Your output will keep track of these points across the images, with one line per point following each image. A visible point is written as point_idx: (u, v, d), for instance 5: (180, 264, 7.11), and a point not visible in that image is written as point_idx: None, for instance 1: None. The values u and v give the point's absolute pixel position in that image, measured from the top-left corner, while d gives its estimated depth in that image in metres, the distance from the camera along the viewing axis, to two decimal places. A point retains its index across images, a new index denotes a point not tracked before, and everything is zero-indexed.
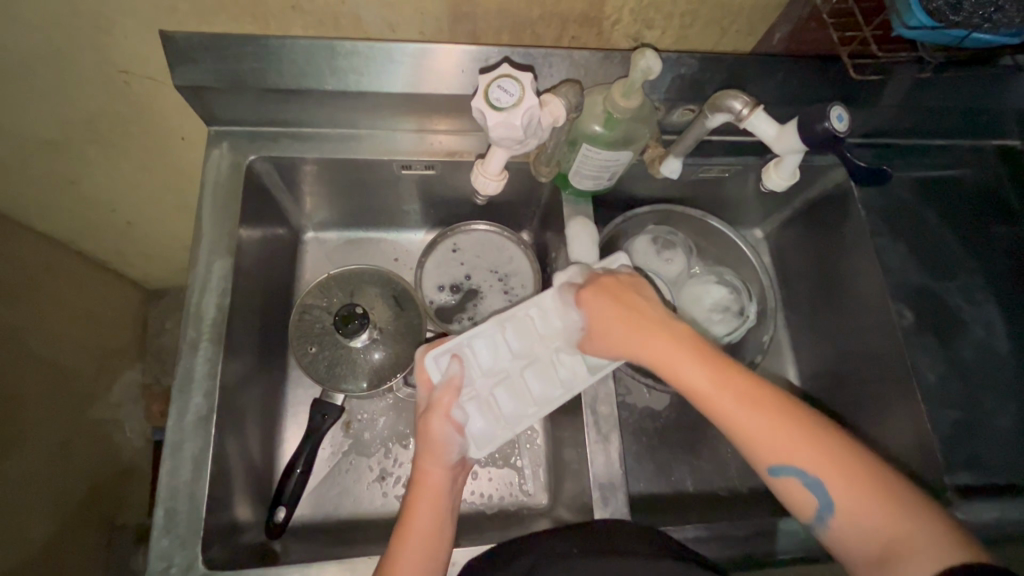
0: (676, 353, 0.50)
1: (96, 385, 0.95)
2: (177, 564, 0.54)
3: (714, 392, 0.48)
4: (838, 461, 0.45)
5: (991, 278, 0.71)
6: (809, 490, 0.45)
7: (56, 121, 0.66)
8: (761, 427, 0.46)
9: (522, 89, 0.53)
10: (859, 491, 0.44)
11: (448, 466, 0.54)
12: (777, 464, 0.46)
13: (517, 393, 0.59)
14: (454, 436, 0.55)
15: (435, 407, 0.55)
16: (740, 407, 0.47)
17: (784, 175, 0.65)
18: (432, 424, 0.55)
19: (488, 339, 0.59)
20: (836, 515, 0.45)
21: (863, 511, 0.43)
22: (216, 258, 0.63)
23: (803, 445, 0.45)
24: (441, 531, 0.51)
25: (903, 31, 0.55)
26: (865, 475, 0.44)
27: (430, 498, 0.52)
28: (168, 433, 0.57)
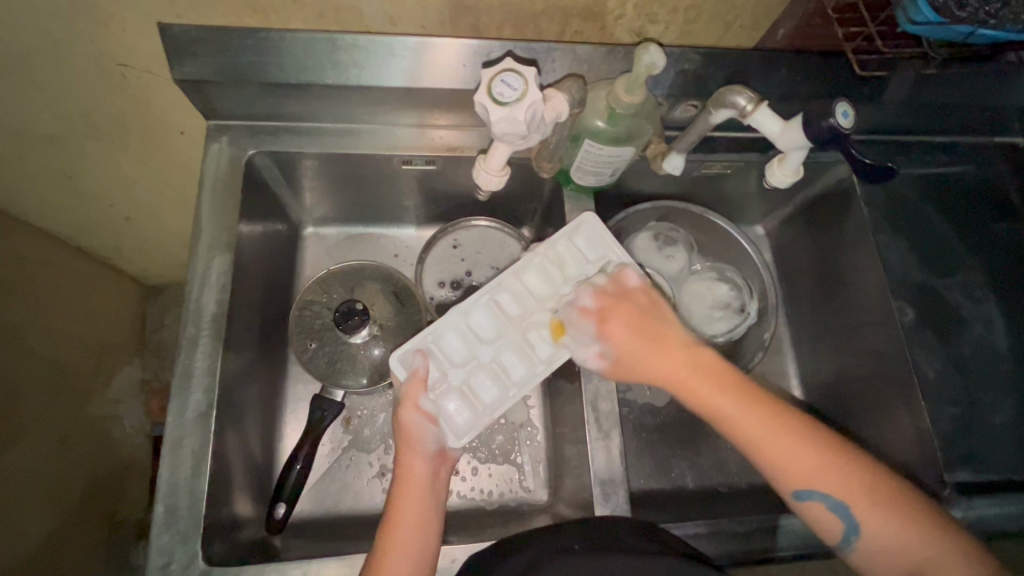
0: (715, 391, 0.49)
1: (94, 381, 0.94)
2: (177, 560, 0.54)
3: (751, 424, 0.47)
4: (861, 482, 0.47)
5: (992, 275, 0.71)
6: (837, 514, 0.47)
7: (53, 115, 0.66)
8: (795, 455, 0.47)
9: (526, 83, 0.53)
10: (883, 511, 0.46)
11: (427, 457, 0.53)
12: (809, 490, 0.47)
13: (495, 377, 0.58)
14: (428, 428, 0.54)
15: (405, 403, 0.54)
16: (778, 439, 0.47)
17: (787, 171, 0.65)
18: (404, 419, 0.54)
19: (456, 331, 0.58)
20: (860, 534, 0.47)
21: (887, 528, 0.46)
22: (215, 253, 0.63)
23: (832, 470, 0.47)
24: (427, 525, 0.51)
25: (909, 27, 0.54)
26: (886, 491, 0.47)
27: (413, 491, 0.52)
28: (167, 429, 0.57)
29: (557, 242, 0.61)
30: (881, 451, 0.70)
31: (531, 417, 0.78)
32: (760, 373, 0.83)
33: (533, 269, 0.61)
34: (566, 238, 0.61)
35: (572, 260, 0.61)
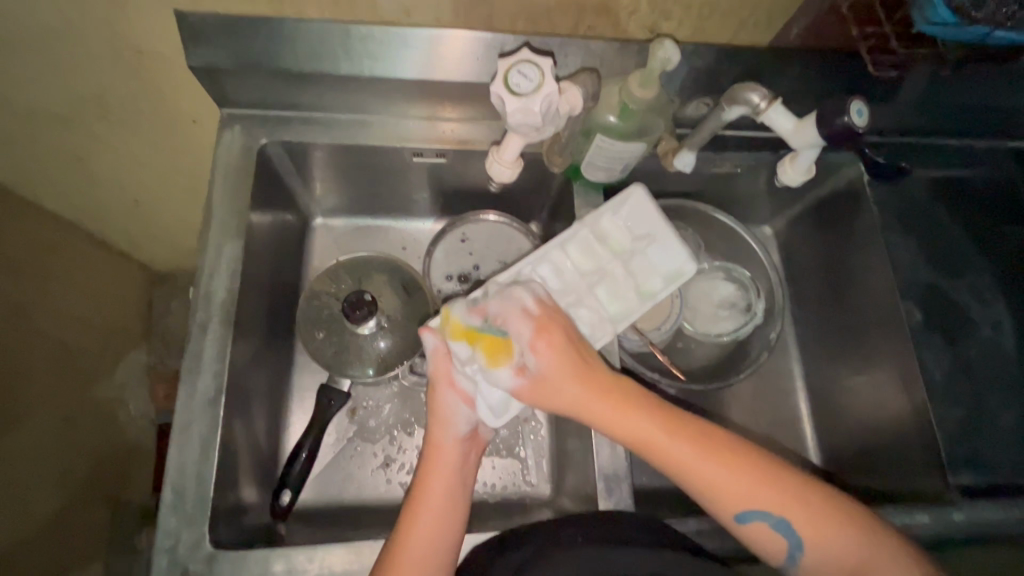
0: (631, 415, 0.49)
1: (102, 365, 0.95)
2: (184, 542, 0.55)
3: (681, 450, 0.47)
4: (794, 496, 0.47)
5: (1002, 279, 0.70)
6: (779, 532, 0.47)
7: (69, 99, 0.66)
8: (725, 476, 0.47)
9: (543, 75, 0.53)
10: (819, 524, 0.46)
11: (457, 437, 0.54)
12: (745, 512, 0.47)
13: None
14: (463, 406, 0.54)
15: (439, 379, 0.54)
16: (710, 460, 0.47)
17: (799, 171, 0.65)
18: (438, 396, 0.54)
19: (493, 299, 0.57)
20: (804, 551, 0.47)
21: (830, 542, 0.46)
22: (226, 240, 0.63)
23: (760, 483, 0.47)
24: (453, 505, 0.52)
25: (924, 26, 0.54)
26: (818, 501, 0.47)
27: (441, 471, 0.53)
28: (176, 413, 0.58)
29: (603, 216, 0.62)
30: (885, 453, 0.70)
31: (535, 412, 0.78)
32: (764, 373, 0.83)
33: (580, 239, 0.61)
34: (611, 212, 0.62)
35: (616, 234, 0.62)
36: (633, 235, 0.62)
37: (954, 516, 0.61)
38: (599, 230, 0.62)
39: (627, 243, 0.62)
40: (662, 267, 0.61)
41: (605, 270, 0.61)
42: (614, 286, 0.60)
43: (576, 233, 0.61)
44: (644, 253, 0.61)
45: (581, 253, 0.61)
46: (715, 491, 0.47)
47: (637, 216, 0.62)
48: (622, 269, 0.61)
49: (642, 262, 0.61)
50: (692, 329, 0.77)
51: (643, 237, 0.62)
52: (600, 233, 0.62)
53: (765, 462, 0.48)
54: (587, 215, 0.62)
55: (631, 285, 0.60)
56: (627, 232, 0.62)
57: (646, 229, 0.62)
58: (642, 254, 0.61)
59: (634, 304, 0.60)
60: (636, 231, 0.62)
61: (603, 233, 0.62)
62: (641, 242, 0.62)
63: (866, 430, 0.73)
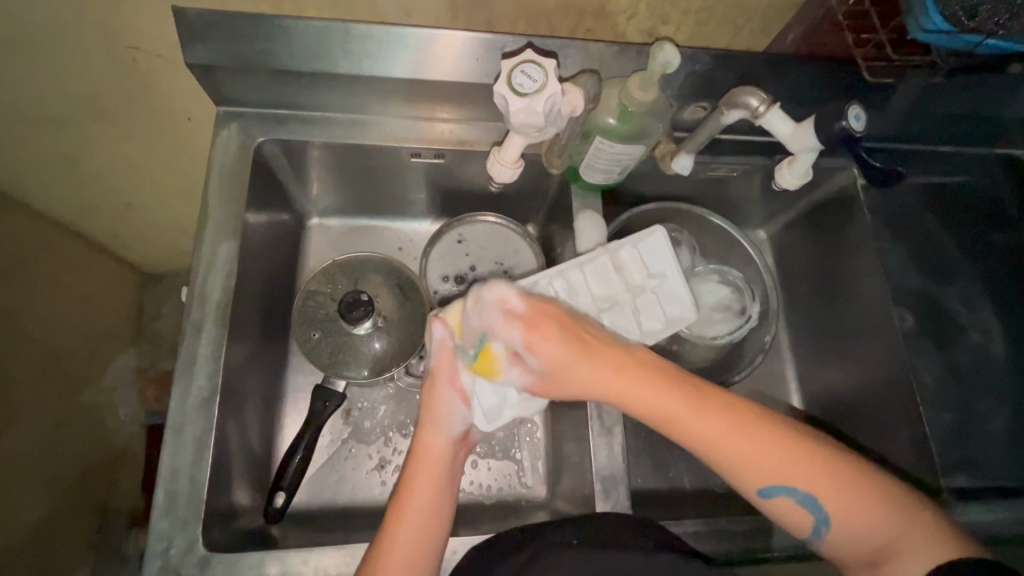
0: (653, 389, 0.49)
1: (91, 367, 0.94)
2: (177, 546, 0.54)
3: (705, 423, 0.47)
4: (825, 472, 0.47)
5: (991, 286, 0.72)
6: (806, 508, 0.47)
7: (62, 96, 0.65)
8: (757, 447, 0.47)
9: (546, 75, 0.53)
10: (850, 501, 0.46)
11: (450, 437, 0.54)
12: (772, 487, 0.47)
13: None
14: (460, 405, 0.54)
15: (438, 375, 0.54)
16: (735, 432, 0.47)
17: (796, 175, 0.66)
18: (436, 393, 0.54)
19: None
20: (830, 526, 0.47)
21: (858, 517, 0.46)
22: (222, 240, 0.63)
23: (790, 455, 0.47)
24: (440, 507, 0.51)
25: (918, 34, 0.55)
26: (849, 480, 0.47)
27: (433, 470, 0.52)
28: (169, 414, 0.57)
29: (623, 247, 0.61)
30: (878, 455, 0.71)
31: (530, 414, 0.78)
32: (758, 376, 0.84)
33: (596, 264, 0.61)
34: (631, 244, 0.62)
35: (633, 266, 0.61)
36: (647, 271, 0.61)
37: None
38: (616, 258, 0.61)
39: (641, 277, 0.61)
40: (669, 309, 0.60)
41: (615, 300, 0.60)
42: (618, 318, 0.59)
43: (594, 257, 0.61)
44: (655, 292, 0.61)
45: (594, 278, 0.61)
46: (741, 466, 0.47)
47: (654, 253, 0.61)
48: (630, 302, 0.60)
49: (651, 301, 0.60)
50: (687, 331, 0.76)
51: (657, 276, 0.61)
52: (617, 261, 0.61)
53: (797, 438, 0.48)
54: (610, 242, 0.62)
55: (636, 323, 0.60)
56: (644, 264, 0.61)
57: (660, 267, 0.61)
58: (652, 292, 0.61)
59: (635, 339, 0.59)
60: (652, 269, 0.61)
61: (620, 262, 0.61)
62: (653, 279, 0.61)
63: (859, 433, 0.73)
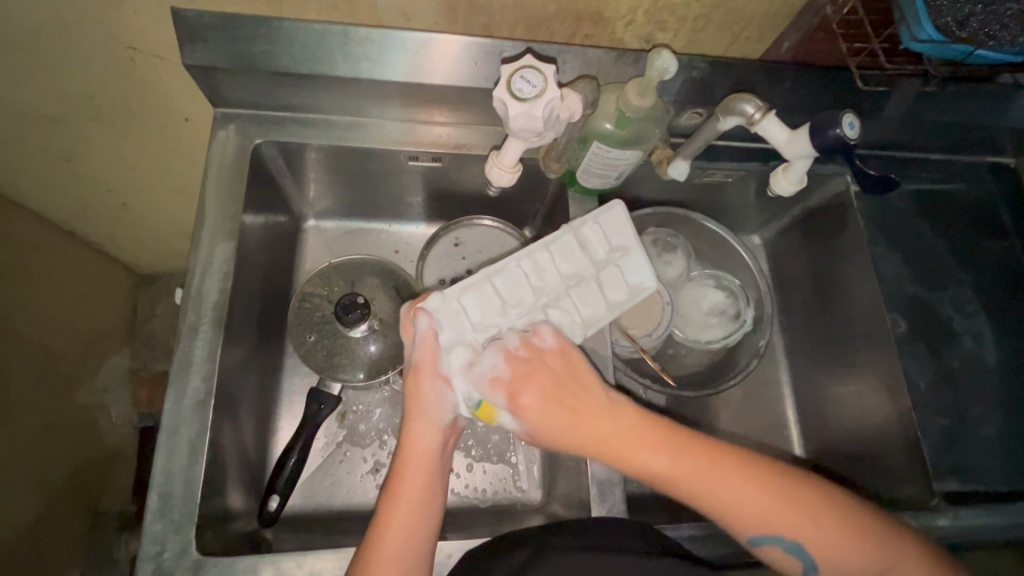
0: (641, 452, 0.49)
1: (83, 368, 0.93)
2: (170, 549, 0.53)
3: (697, 485, 0.47)
4: (812, 521, 0.47)
5: (982, 292, 0.72)
6: (795, 556, 0.48)
7: (58, 95, 0.65)
8: (739, 497, 0.47)
9: (545, 81, 0.53)
10: (838, 544, 0.47)
11: (439, 426, 0.53)
12: (761, 535, 0.48)
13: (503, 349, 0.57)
14: (447, 394, 0.53)
15: (422, 366, 0.53)
16: (724, 491, 0.47)
17: (792, 181, 0.67)
18: (421, 384, 0.53)
19: (475, 292, 0.57)
20: (819, 571, 0.48)
21: (845, 560, 0.47)
22: (218, 241, 0.63)
23: (775, 507, 0.47)
24: (430, 498, 0.51)
25: (912, 43, 0.55)
26: (837, 526, 0.47)
27: (422, 461, 0.52)
28: (164, 416, 0.56)
29: (586, 224, 0.61)
30: (870, 460, 0.71)
31: None
32: (752, 380, 0.84)
33: (561, 242, 0.61)
34: (592, 220, 0.61)
35: (596, 241, 0.61)
36: (610, 244, 0.61)
37: (937, 521, 0.62)
38: (580, 235, 0.61)
39: (604, 252, 0.61)
40: (632, 280, 0.61)
41: (581, 276, 0.60)
42: (584, 293, 0.60)
43: (557, 236, 0.61)
44: (618, 265, 0.61)
45: (560, 255, 0.60)
46: (728, 518, 0.48)
47: (615, 228, 0.61)
48: (595, 278, 0.60)
49: (616, 274, 0.61)
50: (681, 336, 0.78)
51: (620, 249, 0.61)
52: (581, 238, 0.61)
53: (784, 491, 0.48)
54: (570, 221, 0.62)
55: (602, 299, 0.60)
56: (607, 238, 0.61)
57: (622, 238, 0.61)
58: (616, 265, 0.61)
59: (603, 312, 0.60)
60: (614, 241, 0.61)
61: (583, 239, 0.61)
62: (616, 252, 0.61)
63: (853, 437, 0.74)
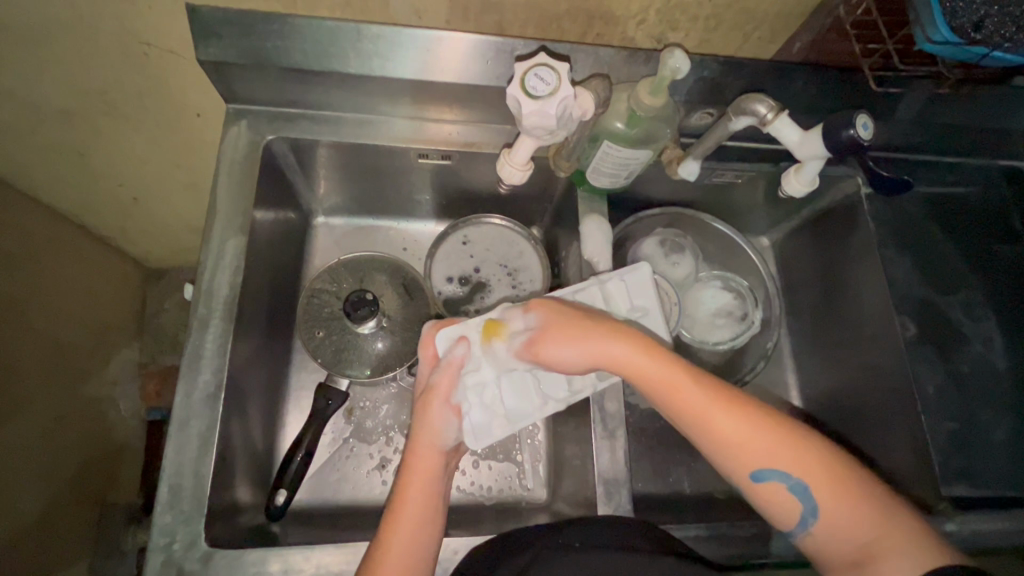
0: (645, 356, 0.51)
1: (92, 361, 0.93)
2: (180, 540, 0.54)
3: (698, 400, 0.49)
4: (810, 457, 0.48)
5: (993, 296, 0.72)
6: (795, 495, 0.48)
7: (72, 89, 0.65)
8: (741, 429, 0.48)
9: (559, 79, 0.53)
10: (838, 490, 0.47)
11: (443, 450, 0.54)
12: (763, 469, 0.48)
13: (519, 390, 0.58)
14: (453, 421, 0.55)
15: (436, 390, 0.55)
16: (726, 414, 0.49)
17: (803, 181, 0.66)
18: (431, 409, 0.55)
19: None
20: (818, 518, 0.47)
21: (842, 508, 0.47)
22: (230, 236, 0.63)
23: (775, 439, 0.48)
24: (431, 520, 0.51)
25: (927, 44, 0.55)
26: (838, 468, 0.48)
27: (424, 484, 0.52)
28: (174, 409, 0.57)
29: (612, 279, 0.62)
30: (877, 462, 0.71)
31: (532, 416, 0.78)
32: (758, 381, 0.84)
33: (585, 294, 0.61)
34: (619, 276, 0.62)
35: (619, 298, 0.61)
36: (631, 304, 0.61)
37: (946, 526, 0.62)
38: (605, 290, 0.61)
39: (624, 310, 0.61)
40: None
41: None
42: None
43: (585, 287, 0.61)
44: (637, 326, 0.60)
45: (583, 307, 0.60)
46: (728, 443, 0.48)
47: (640, 289, 0.61)
48: None
49: None
50: (689, 336, 0.77)
51: (639, 312, 0.61)
52: (606, 293, 0.61)
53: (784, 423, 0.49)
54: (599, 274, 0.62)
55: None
56: (631, 296, 0.61)
57: (645, 300, 0.61)
58: (631, 325, 0.60)
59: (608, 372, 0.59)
60: (636, 302, 0.61)
61: (608, 294, 0.61)
62: (635, 314, 0.61)
63: (860, 440, 0.74)
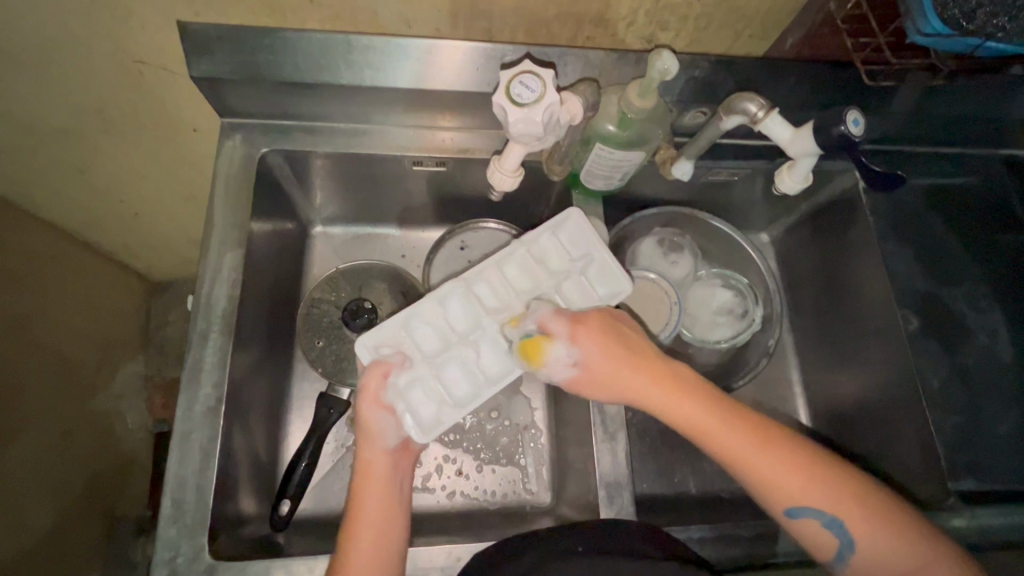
0: (678, 399, 0.51)
1: (98, 376, 0.94)
2: (183, 554, 0.54)
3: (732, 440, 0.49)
4: (843, 488, 0.48)
5: (997, 287, 0.71)
6: (831, 530, 0.48)
7: (69, 108, 0.66)
8: (778, 473, 0.48)
9: (544, 85, 0.53)
10: (871, 521, 0.47)
11: (386, 451, 0.53)
12: (798, 506, 0.48)
13: (462, 371, 0.58)
14: (390, 420, 0.54)
15: (364, 395, 0.54)
16: (760, 453, 0.49)
17: (796, 178, 0.66)
18: (364, 414, 0.53)
19: (427, 321, 0.59)
20: (855, 552, 0.48)
21: (878, 542, 0.47)
22: (227, 250, 0.63)
23: (812, 476, 0.48)
24: (388, 519, 0.51)
25: (917, 37, 0.55)
26: (869, 501, 0.48)
27: (376, 489, 0.52)
28: (176, 423, 0.57)
29: (543, 237, 0.62)
30: (882, 457, 0.71)
31: (535, 419, 0.78)
32: (761, 379, 0.83)
33: (515, 259, 0.61)
34: (549, 232, 0.62)
35: (552, 253, 0.62)
36: (570, 255, 0.61)
37: (955, 521, 0.61)
38: (535, 250, 0.62)
39: (563, 263, 0.61)
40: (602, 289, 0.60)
41: (540, 293, 0.60)
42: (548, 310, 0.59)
43: (511, 253, 0.61)
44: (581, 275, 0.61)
45: (515, 274, 0.61)
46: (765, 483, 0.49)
47: (575, 238, 0.62)
48: (557, 289, 0.60)
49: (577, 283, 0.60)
50: (689, 335, 0.77)
51: (576, 260, 0.61)
52: (536, 254, 0.62)
53: (820, 463, 0.49)
54: (525, 236, 0.62)
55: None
56: (564, 248, 0.62)
57: (579, 244, 0.61)
58: (578, 276, 0.61)
59: None
60: (574, 253, 0.61)
61: (540, 253, 0.62)
62: (577, 263, 0.61)
63: (865, 435, 0.73)
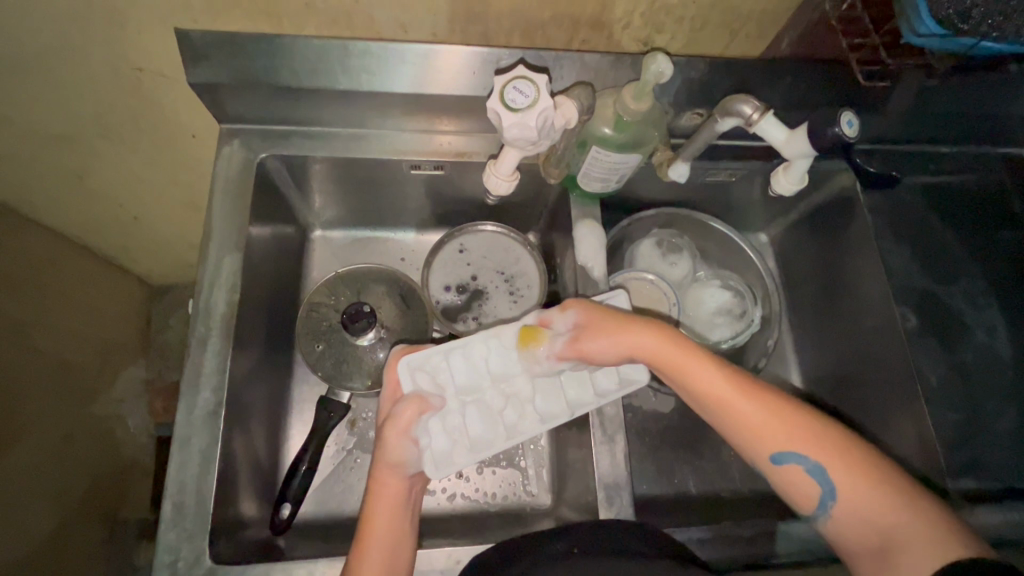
0: (663, 343, 0.53)
1: (100, 380, 0.95)
2: (184, 558, 0.54)
3: (716, 383, 0.51)
4: (832, 444, 0.48)
5: (996, 284, 0.71)
6: (814, 478, 0.48)
7: (69, 115, 0.67)
8: (763, 419, 0.49)
9: (538, 91, 0.54)
10: (860, 478, 0.47)
11: (401, 479, 0.53)
12: (782, 452, 0.49)
13: (485, 415, 0.61)
14: (414, 451, 0.54)
15: (395, 421, 0.54)
16: (750, 403, 0.50)
17: (793, 180, 0.66)
18: (387, 440, 0.53)
19: (467, 358, 0.62)
20: (837, 502, 0.47)
21: (865, 496, 0.46)
22: (226, 254, 0.64)
23: (802, 426, 0.49)
24: (400, 538, 0.50)
25: (911, 37, 0.55)
26: (862, 460, 0.48)
27: (388, 508, 0.51)
28: (176, 428, 0.58)
29: None
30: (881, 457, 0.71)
31: None
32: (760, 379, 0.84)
33: None
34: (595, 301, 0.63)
35: None
36: None
37: None
38: None
39: None
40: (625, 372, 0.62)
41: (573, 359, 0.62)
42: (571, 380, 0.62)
43: None
44: None
45: None
46: (747, 424, 0.50)
47: None
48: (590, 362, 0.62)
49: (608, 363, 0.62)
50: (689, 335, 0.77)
51: None
52: None
53: (806, 419, 0.49)
54: None
55: (559, 396, 0.62)
56: None
57: None
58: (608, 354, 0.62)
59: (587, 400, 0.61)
60: None
61: None
62: None
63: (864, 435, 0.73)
